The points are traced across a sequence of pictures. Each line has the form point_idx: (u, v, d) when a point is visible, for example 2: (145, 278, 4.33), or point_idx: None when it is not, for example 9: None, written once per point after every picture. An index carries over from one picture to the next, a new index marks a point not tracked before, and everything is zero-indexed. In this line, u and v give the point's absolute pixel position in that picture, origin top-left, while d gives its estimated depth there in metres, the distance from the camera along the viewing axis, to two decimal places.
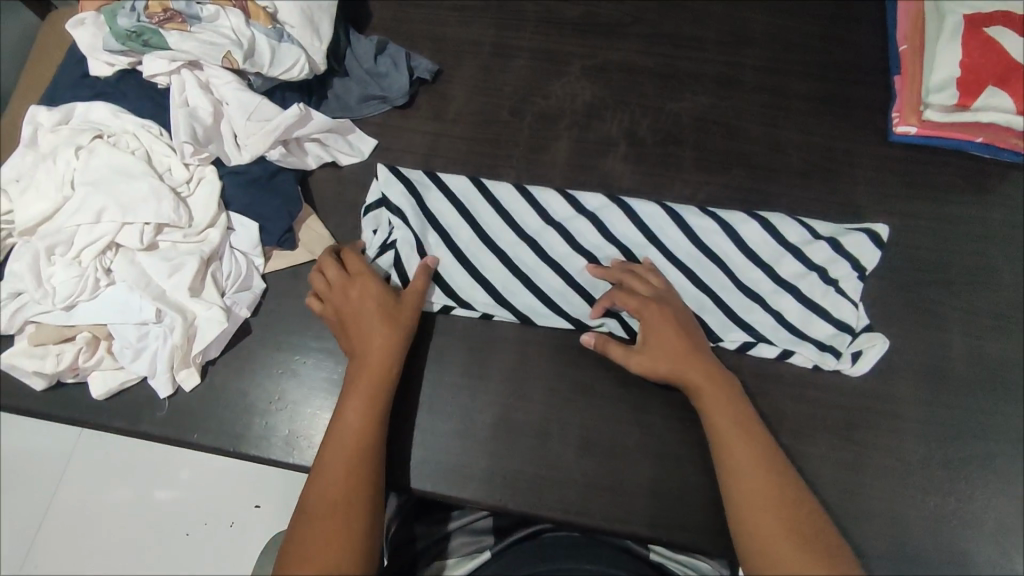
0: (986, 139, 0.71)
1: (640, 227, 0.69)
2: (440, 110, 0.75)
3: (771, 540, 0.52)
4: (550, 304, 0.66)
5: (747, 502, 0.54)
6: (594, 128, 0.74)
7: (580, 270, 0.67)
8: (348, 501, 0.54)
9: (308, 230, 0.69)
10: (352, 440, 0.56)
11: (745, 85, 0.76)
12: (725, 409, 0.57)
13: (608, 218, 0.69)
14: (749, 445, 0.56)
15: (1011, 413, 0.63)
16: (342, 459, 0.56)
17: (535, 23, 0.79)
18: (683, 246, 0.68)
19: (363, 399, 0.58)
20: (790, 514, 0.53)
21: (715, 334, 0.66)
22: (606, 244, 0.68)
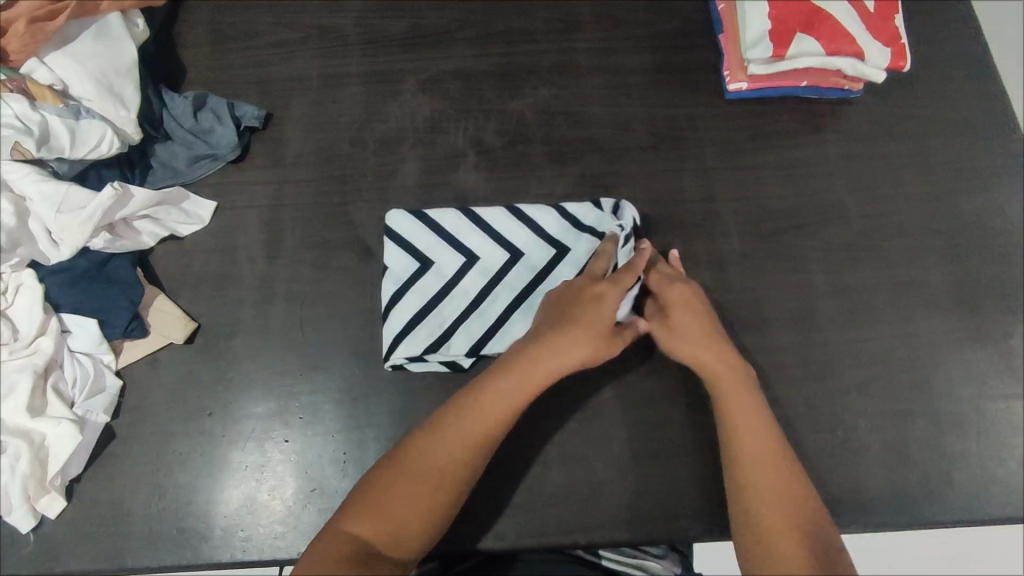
0: (810, 83, 0.73)
1: (485, 233, 0.67)
2: (278, 155, 0.72)
3: (775, 525, 0.52)
4: (405, 334, 0.64)
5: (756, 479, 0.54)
6: (440, 142, 0.73)
7: (426, 288, 0.66)
8: (473, 467, 0.54)
9: (156, 313, 0.64)
10: (498, 403, 0.55)
11: (582, 69, 0.76)
12: (734, 391, 0.58)
13: (471, 225, 0.67)
14: (750, 426, 0.56)
15: (877, 336, 0.67)
16: (485, 426, 0.55)
17: (361, 45, 0.76)
18: (531, 255, 0.67)
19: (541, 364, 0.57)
20: (785, 477, 0.54)
21: None
22: (454, 260, 0.67)
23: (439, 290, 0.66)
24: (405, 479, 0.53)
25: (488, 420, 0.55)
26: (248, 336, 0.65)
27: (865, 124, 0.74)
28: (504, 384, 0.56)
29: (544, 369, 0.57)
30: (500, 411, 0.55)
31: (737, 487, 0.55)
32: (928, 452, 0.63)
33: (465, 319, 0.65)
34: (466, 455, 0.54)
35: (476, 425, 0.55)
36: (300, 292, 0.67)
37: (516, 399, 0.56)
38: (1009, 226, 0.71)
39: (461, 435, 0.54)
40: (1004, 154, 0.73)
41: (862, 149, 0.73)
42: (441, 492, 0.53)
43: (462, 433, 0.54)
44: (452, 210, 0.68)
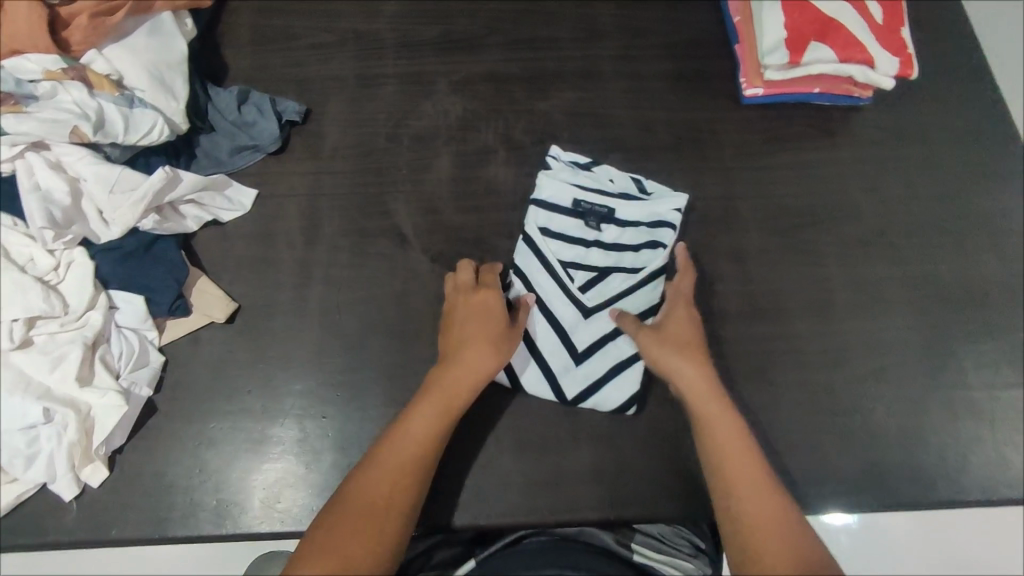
0: (822, 90, 0.77)
1: (613, 258, 0.69)
2: (316, 148, 0.75)
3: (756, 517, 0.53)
4: (546, 216, 0.70)
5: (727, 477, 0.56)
6: (471, 139, 0.76)
7: (568, 225, 0.70)
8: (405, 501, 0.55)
9: (200, 294, 0.66)
10: (404, 440, 0.57)
11: (605, 75, 0.81)
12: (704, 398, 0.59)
13: (615, 277, 0.69)
14: (720, 419, 0.58)
15: (893, 326, 0.69)
16: (410, 459, 0.56)
17: (395, 49, 0.81)
18: (591, 322, 0.67)
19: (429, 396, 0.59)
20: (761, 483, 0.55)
21: (574, 344, 0.67)
22: (576, 235, 0.70)
23: (589, 227, 0.70)
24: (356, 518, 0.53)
25: (410, 451, 0.56)
26: (286, 317, 0.67)
27: (875, 128, 0.78)
28: (416, 428, 0.57)
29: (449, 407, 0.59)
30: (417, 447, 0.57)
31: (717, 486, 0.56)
32: (942, 437, 0.66)
33: (557, 253, 0.69)
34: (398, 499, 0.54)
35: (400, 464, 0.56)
36: (337, 277, 0.69)
37: (423, 435, 0.57)
38: (1012, 227, 0.74)
39: (385, 480, 0.55)
40: (1006, 159, 0.77)
41: (874, 152, 0.77)
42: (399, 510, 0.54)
43: (388, 475, 0.55)
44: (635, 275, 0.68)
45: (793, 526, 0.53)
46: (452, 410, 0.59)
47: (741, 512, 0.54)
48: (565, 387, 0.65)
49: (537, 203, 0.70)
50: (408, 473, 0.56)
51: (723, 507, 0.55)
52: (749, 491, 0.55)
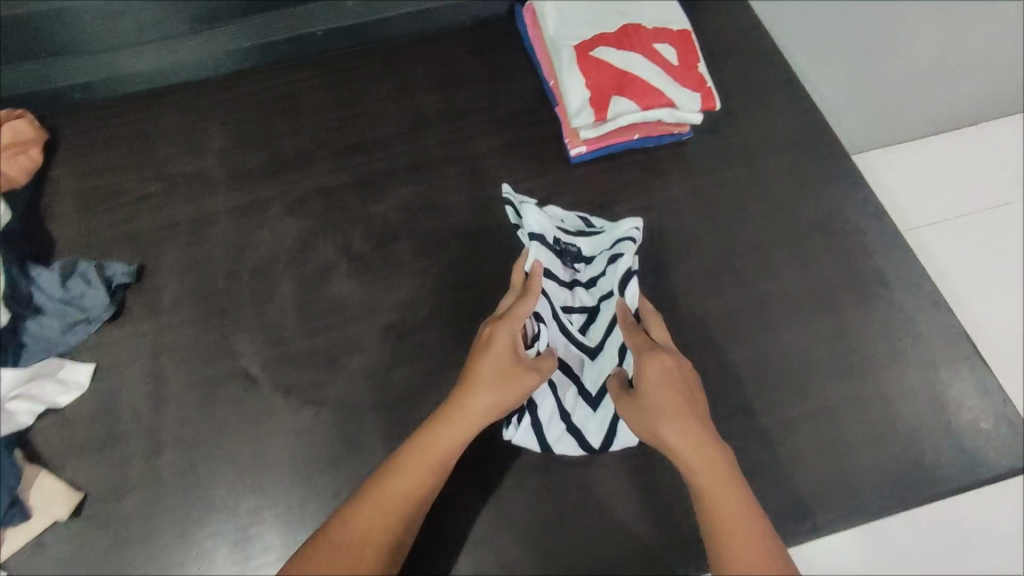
0: (642, 135, 0.79)
1: (599, 292, 0.72)
2: (152, 302, 0.73)
3: (746, 552, 0.51)
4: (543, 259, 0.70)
5: (717, 512, 0.53)
6: (311, 258, 0.75)
7: (555, 267, 0.71)
8: (394, 531, 0.55)
9: (37, 492, 0.62)
10: (416, 475, 0.56)
11: (436, 163, 0.81)
12: (687, 431, 0.56)
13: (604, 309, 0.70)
14: (701, 448, 0.56)
15: (755, 351, 0.69)
16: (409, 493, 0.56)
17: (226, 183, 0.81)
18: (598, 362, 0.68)
19: (454, 422, 0.58)
20: (750, 514, 0.53)
21: (587, 387, 0.68)
22: (562, 275, 0.71)
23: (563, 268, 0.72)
24: (347, 552, 0.53)
25: (411, 486, 0.56)
26: (139, 492, 0.64)
27: (702, 158, 0.80)
28: (418, 458, 0.57)
29: (453, 439, 0.58)
30: (415, 479, 0.56)
31: (704, 522, 0.54)
32: (824, 455, 0.65)
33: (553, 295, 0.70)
34: (387, 527, 0.55)
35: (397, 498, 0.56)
36: (188, 436, 0.66)
37: (431, 478, 0.57)
38: (849, 223, 0.76)
39: (385, 514, 0.55)
40: (827, 161, 0.80)
41: (705, 182, 0.79)
42: (383, 546, 0.54)
43: (390, 506, 0.55)
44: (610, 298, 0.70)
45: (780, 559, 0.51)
46: (450, 446, 0.58)
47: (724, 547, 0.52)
48: (592, 438, 0.66)
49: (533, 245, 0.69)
50: (409, 509, 0.56)
51: (714, 545, 0.53)
52: (739, 526, 0.52)
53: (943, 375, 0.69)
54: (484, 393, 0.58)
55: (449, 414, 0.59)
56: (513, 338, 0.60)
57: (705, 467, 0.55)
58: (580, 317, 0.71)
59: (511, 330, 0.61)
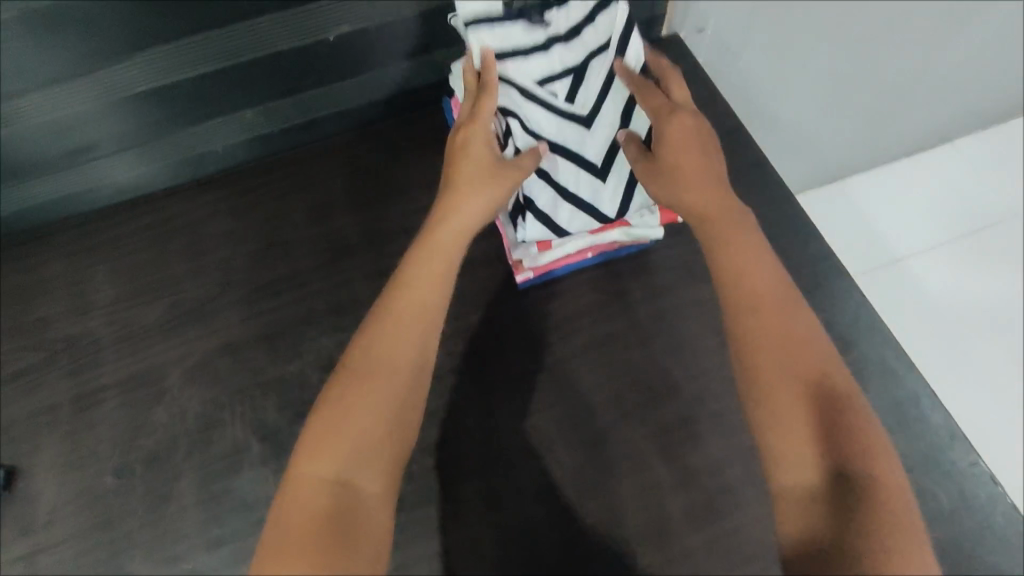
0: (595, 253, 0.69)
1: (595, 87, 0.62)
2: (26, 515, 0.61)
3: (786, 389, 0.45)
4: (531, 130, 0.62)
5: (758, 331, 0.48)
6: (216, 438, 0.64)
7: (540, 95, 0.61)
8: (398, 411, 0.48)
9: None
10: (411, 307, 0.52)
11: (361, 301, 0.71)
12: (744, 246, 0.52)
13: (591, 72, 0.62)
14: (768, 279, 0.50)
15: (735, 514, 0.61)
16: (409, 327, 0.51)
17: (117, 345, 0.69)
18: (611, 182, 0.64)
19: (451, 242, 0.56)
20: (798, 345, 0.47)
21: (602, 209, 0.64)
22: (564, 101, 0.62)
23: (551, 103, 0.61)
24: (350, 406, 0.47)
25: (412, 315, 0.51)
26: None
27: (666, 272, 0.70)
28: (413, 292, 0.53)
29: (446, 249, 0.55)
30: (422, 313, 0.52)
31: (739, 347, 0.48)
32: None
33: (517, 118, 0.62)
34: (394, 407, 0.48)
35: (405, 350, 0.50)
36: None
37: (434, 311, 0.52)
38: (843, 339, 0.66)
39: (388, 349, 0.50)
40: (810, 258, 0.70)
41: (671, 302, 0.69)
42: (389, 380, 0.48)
43: (390, 341, 0.50)
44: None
45: (844, 384, 0.46)
46: (445, 272, 0.54)
47: (769, 390, 0.46)
48: (608, 209, 0.64)
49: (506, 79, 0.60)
50: (412, 339, 0.50)
51: (744, 361, 0.48)
52: (781, 376, 0.46)
53: (962, 525, 0.59)
54: (471, 196, 0.57)
55: (444, 228, 0.56)
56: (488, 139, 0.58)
57: (764, 284, 0.50)
58: (578, 117, 0.62)
59: (478, 122, 0.57)
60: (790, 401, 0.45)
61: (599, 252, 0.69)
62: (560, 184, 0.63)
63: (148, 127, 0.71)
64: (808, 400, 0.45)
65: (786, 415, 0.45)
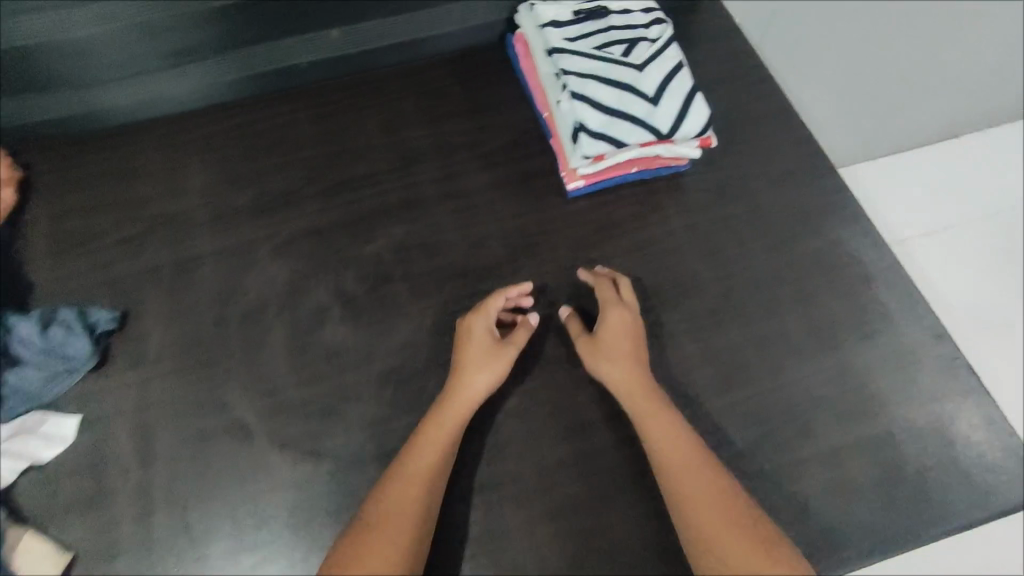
0: (640, 168, 0.78)
1: (636, 47, 0.78)
2: (137, 352, 0.70)
3: (723, 532, 0.55)
4: (585, 78, 0.75)
5: (681, 486, 0.58)
6: (304, 302, 0.73)
7: (593, 57, 0.76)
8: (410, 541, 0.56)
9: (23, 554, 0.60)
10: (420, 473, 0.59)
11: (428, 200, 0.80)
12: (665, 432, 0.61)
13: (637, 41, 0.78)
14: (673, 439, 0.61)
15: (754, 390, 0.69)
16: (418, 484, 0.58)
17: (210, 223, 0.78)
18: (660, 108, 0.74)
19: (457, 416, 0.62)
20: (723, 497, 0.57)
21: (655, 129, 0.74)
22: (615, 57, 0.76)
23: (610, 58, 0.76)
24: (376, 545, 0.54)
25: (421, 475, 0.59)
26: (129, 555, 0.62)
27: (699, 192, 0.80)
28: (420, 460, 0.60)
29: (457, 417, 0.62)
30: (430, 465, 0.60)
31: (670, 494, 0.59)
32: (837, 498, 0.65)
33: (577, 67, 0.76)
34: (405, 539, 0.55)
35: (405, 498, 0.58)
36: (180, 493, 0.64)
37: (438, 473, 0.60)
38: (850, 256, 0.76)
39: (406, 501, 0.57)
40: (825, 189, 0.80)
41: (704, 216, 0.78)
42: (401, 538, 0.55)
43: (405, 492, 0.58)
44: (697, 93, 0.76)
45: (771, 550, 0.54)
46: (449, 437, 0.61)
47: (705, 538, 0.56)
48: (659, 127, 0.74)
49: (565, 52, 0.77)
50: (421, 495, 0.58)
51: (680, 513, 0.58)
52: (720, 523, 0.56)
53: (948, 409, 0.69)
54: (483, 371, 0.64)
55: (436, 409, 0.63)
56: (489, 328, 0.67)
57: (684, 461, 0.59)
58: (628, 64, 0.76)
59: (478, 320, 0.67)
60: (733, 552, 0.54)
61: (642, 168, 0.78)
62: (615, 108, 0.74)
63: (232, 37, 0.80)
64: (743, 548, 0.54)
65: (730, 560, 0.54)
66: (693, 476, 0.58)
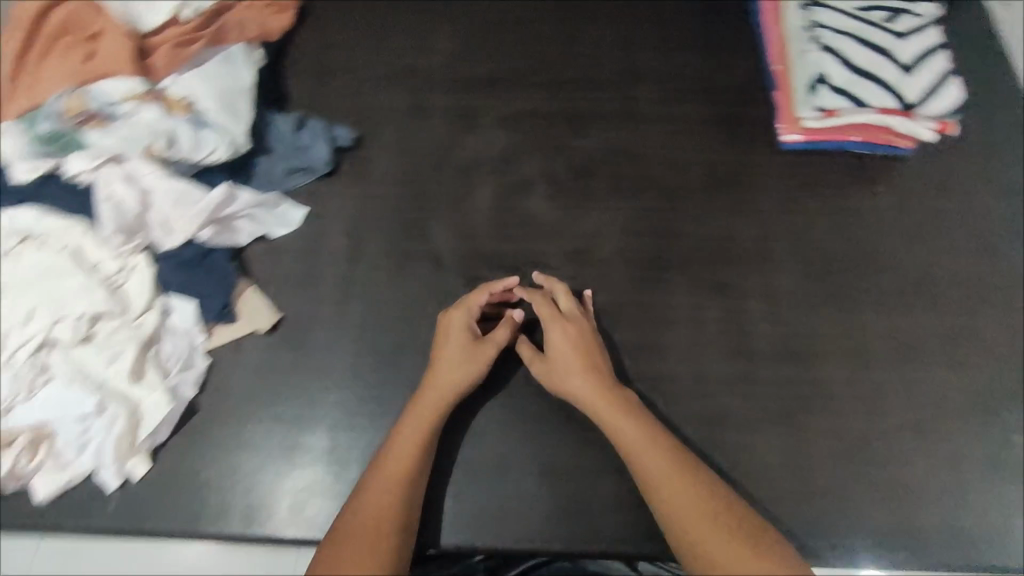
0: (862, 138, 0.78)
1: (899, 21, 0.82)
2: (365, 173, 0.79)
3: (707, 535, 0.53)
4: (840, 38, 0.82)
5: (666, 498, 0.56)
6: (513, 173, 0.80)
7: (853, 21, 0.83)
8: (397, 512, 0.56)
9: (247, 302, 0.70)
10: (397, 449, 0.60)
11: (644, 117, 0.84)
12: (630, 434, 0.60)
13: (901, 17, 0.83)
14: (640, 444, 0.59)
15: (924, 377, 0.70)
16: (401, 457, 0.59)
17: (446, 86, 0.86)
18: (909, 80, 0.79)
19: (425, 404, 0.63)
20: (710, 511, 0.54)
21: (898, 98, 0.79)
22: (874, 26, 0.82)
23: (869, 23, 0.82)
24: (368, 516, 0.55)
25: (402, 451, 0.60)
26: (326, 332, 0.71)
27: (917, 179, 0.78)
28: (406, 436, 0.61)
29: (429, 405, 0.63)
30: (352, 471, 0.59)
31: (658, 509, 0.56)
32: (979, 497, 0.65)
33: (835, 26, 0.83)
34: (392, 507, 0.56)
35: (386, 487, 0.57)
36: (377, 297, 0.72)
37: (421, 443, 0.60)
38: None
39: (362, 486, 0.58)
40: None
41: (916, 203, 0.77)
42: (392, 502, 0.57)
43: (392, 466, 0.59)
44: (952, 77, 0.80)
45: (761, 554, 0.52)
46: (433, 413, 0.62)
47: (700, 551, 0.53)
48: (904, 98, 0.79)
49: (826, 12, 0.84)
50: (410, 464, 0.59)
51: (672, 529, 0.55)
52: (701, 525, 0.54)
53: None
54: (451, 370, 0.64)
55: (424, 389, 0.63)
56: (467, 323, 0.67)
57: (652, 467, 0.58)
58: (887, 34, 0.82)
59: (457, 315, 0.67)
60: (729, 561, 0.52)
61: (866, 138, 0.78)
62: (862, 72, 0.80)
63: None
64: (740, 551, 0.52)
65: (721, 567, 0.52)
66: (668, 475, 0.57)
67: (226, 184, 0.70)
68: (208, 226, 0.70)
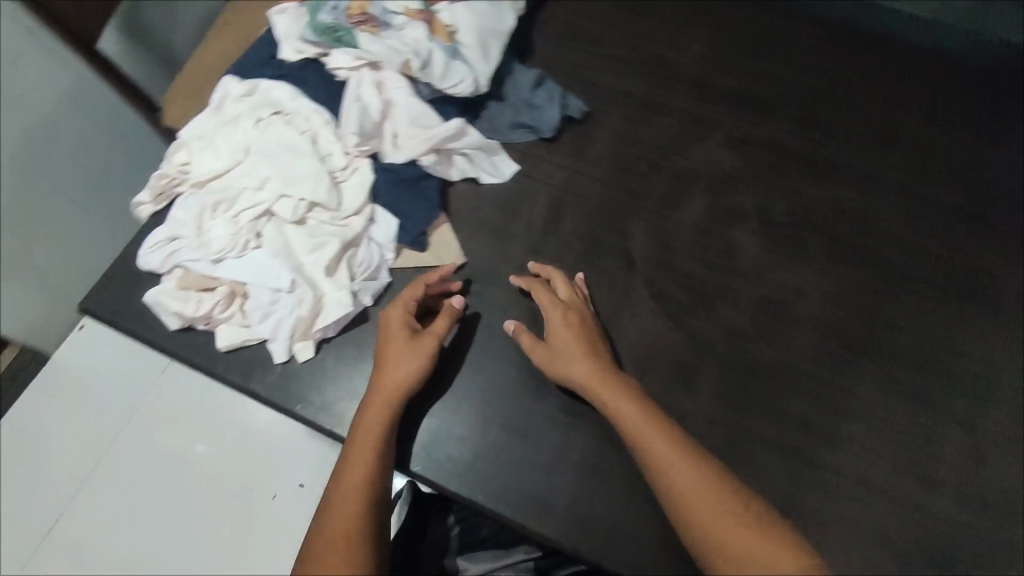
0: None
1: None
2: (582, 148, 0.78)
3: (711, 518, 0.50)
4: None
5: (663, 476, 0.53)
6: (729, 198, 0.75)
7: None
8: (366, 514, 0.52)
9: (440, 237, 0.72)
10: (355, 454, 0.56)
11: (888, 185, 0.75)
12: (622, 407, 0.57)
13: None
14: (633, 415, 0.56)
15: None
16: (364, 461, 0.55)
17: (688, 86, 0.82)
18: None
19: (379, 407, 0.58)
20: (707, 483, 0.52)
21: None
22: None
23: None
24: (337, 526, 0.51)
25: (363, 453, 0.56)
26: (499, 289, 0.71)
27: None
28: (361, 441, 0.57)
29: (385, 403, 0.59)
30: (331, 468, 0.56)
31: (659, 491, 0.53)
32: None
33: None
34: (360, 509, 0.53)
35: (351, 495, 0.53)
36: (557, 276, 0.72)
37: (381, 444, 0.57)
38: None
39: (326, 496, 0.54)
40: None
41: None
42: (358, 507, 0.53)
43: (356, 472, 0.55)
44: None
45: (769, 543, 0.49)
46: (390, 407, 0.59)
47: (707, 532, 0.50)
48: None
49: None
50: (372, 463, 0.56)
51: (676, 509, 0.52)
52: (704, 501, 0.51)
53: None
54: (394, 368, 0.60)
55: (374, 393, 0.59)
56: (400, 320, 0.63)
57: (648, 446, 0.55)
58: None
59: (394, 312, 0.63)
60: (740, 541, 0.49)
61: None
62: None
63: None
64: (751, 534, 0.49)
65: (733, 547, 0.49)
66: (664, 450, 0.54)
67: (459, 120, 0.71)
68: (430, 154, 0.72)
